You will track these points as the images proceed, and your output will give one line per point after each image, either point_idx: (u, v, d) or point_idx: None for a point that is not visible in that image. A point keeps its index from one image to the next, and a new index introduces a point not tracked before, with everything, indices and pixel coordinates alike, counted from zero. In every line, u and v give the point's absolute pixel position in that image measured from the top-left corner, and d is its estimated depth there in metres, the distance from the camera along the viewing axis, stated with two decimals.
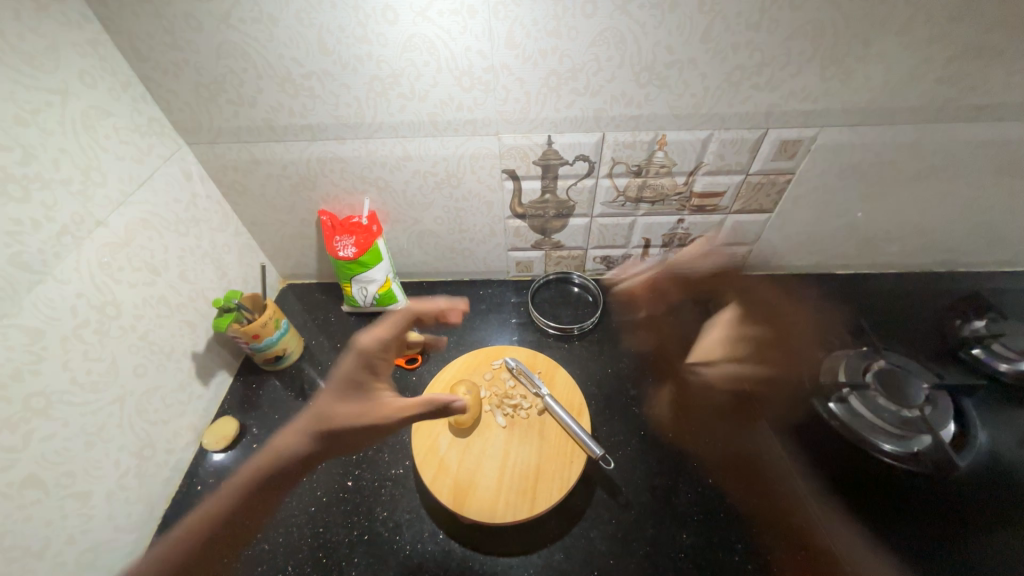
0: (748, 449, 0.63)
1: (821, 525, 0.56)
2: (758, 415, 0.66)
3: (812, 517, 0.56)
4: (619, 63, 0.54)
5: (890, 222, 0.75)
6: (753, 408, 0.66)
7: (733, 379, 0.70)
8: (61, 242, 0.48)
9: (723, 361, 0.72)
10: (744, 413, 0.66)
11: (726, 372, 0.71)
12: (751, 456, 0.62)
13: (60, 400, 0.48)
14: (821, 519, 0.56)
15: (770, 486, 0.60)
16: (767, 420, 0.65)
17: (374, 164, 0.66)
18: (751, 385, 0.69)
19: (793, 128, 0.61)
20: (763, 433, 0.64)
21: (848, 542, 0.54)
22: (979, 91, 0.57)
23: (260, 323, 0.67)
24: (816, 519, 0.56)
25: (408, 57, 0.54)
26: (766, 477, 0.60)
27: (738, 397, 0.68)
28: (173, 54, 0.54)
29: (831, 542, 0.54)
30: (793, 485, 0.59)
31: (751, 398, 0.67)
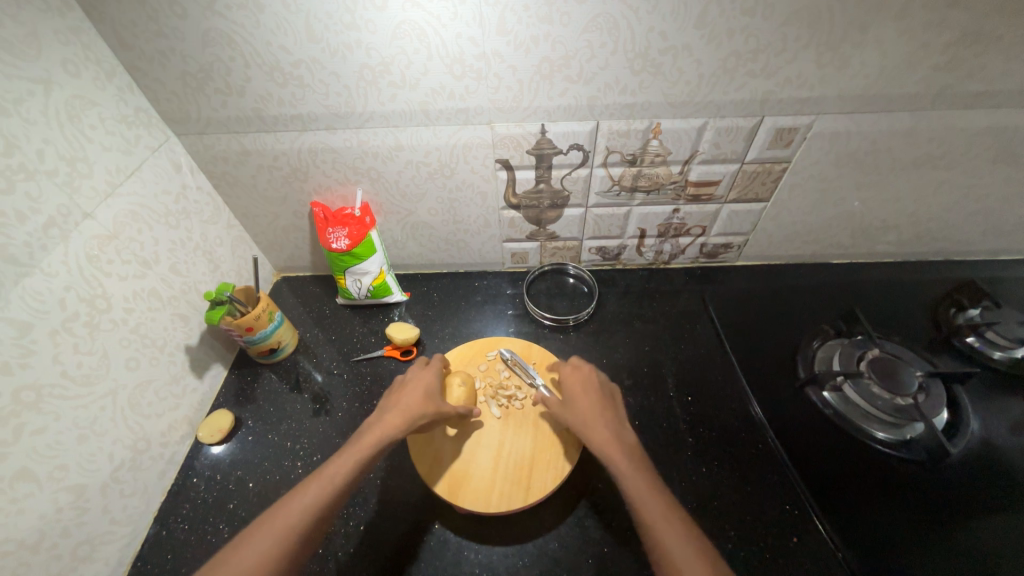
0: (606, 449, 0.51)
1: (658, 539, 0.44)
2: (586, 419, 0.54)
3: (663, 529, 0.44)
4: (612, 49, 0.54)
5: (886, 211, 0.74)
6: (571, 415, 0.55)
7: (578, 383, 0.59)
8: (48, 235, 0.48)
9: (570, 364, 0.62)
10: (589, 413, 0.55)
11: (573, 375, 0.60)
12: (610, 451, 0.50)
13: (50, 394, 0.48)
14: (658, 528, 0.44)
15: (637, 486, 0.47)
16: (599, 420, 0.54)
17: (366, 155, 0.65)
18: (570, 396, 0.58)
19: (788, 116, 0.61)
20: (606, 428, 0.53)
21: (685, 564, 0.42)
22: (976, 77, 0.56)
23: (254, 314, 0.67)
24: (663, 529, 0.44)
25: (398, 45, 0.53)
26: (638, 471, 0.49)
27: (572, 404, 0.56)
28: (159, 42, 0.53)
29: (662, 562, 0.43)
30: (630, 485, 0.47)
31: (575, 404, 0.56)
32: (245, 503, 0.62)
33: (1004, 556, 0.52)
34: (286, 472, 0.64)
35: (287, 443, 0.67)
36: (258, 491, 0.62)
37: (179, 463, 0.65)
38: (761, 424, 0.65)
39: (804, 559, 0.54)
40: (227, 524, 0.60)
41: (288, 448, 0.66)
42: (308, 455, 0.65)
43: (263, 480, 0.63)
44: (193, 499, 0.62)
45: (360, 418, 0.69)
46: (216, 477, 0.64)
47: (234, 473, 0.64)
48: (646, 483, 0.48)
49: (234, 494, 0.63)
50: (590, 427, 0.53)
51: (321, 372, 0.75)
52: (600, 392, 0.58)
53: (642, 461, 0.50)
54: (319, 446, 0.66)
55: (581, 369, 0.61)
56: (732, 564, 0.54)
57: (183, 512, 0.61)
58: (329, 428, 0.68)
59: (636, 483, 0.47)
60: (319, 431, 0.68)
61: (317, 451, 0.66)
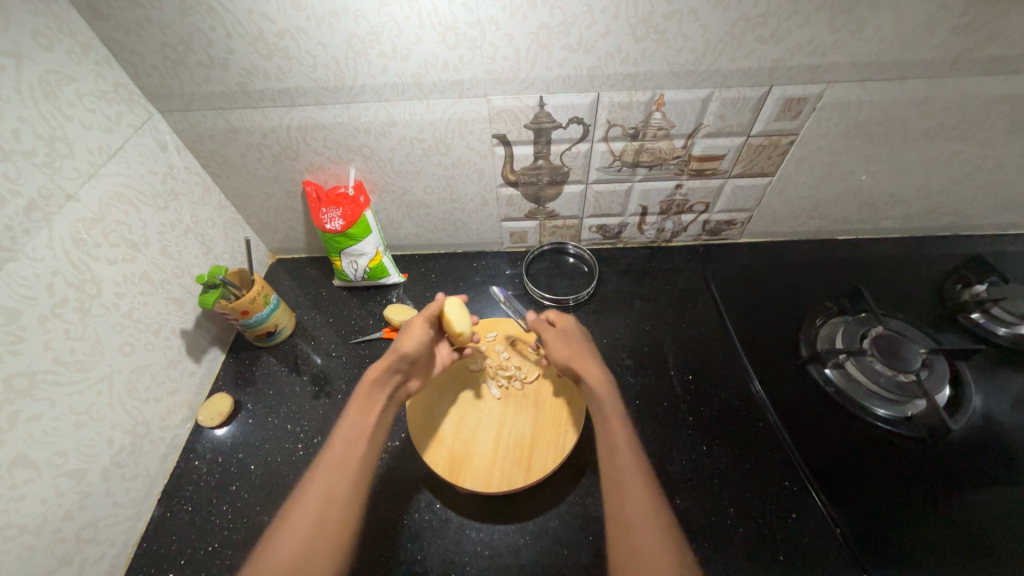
0: (603, 397, 0.54)
1: (629, 482, 0.47)
2: (587, 370, 0.57)
3: (635, 477, 0.48)
4: (614, 15, 0.51)
5: (895, 185, 0.72)
6: (570, 362, 0.58)
7: (577, 338, 0.61)
8: (30, 218, 0.46)
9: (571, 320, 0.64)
10: (591, 364, 0.58)
11: (573, 330, 0.62)
12: (607, 401, 0.54)
13: (44, 380, 0.48)
14: (630, 475, 0.48)
15: (621, 436, 0.51)
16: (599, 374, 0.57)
17: (358, 131, 0.63)
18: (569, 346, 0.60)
19: (798, 85, 0.58)
20: (605, 382, 0.56)
21: (645, 509, 0.45)
22: (997, 42, 0.53)
23: (249, 298, 0.65)
24: (636, 477, 0.48)
25: (388, 12, 0.50)
26: (624, 423, 0.52)
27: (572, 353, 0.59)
28: (135, 12, 0.50)
29: (626, 501, 0.46)
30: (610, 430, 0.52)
31: (576, 354, 0.59)
32: (247, 484, 0.62)
33: (999, 529, 0.53)
34: (288, 453, 0.64)
35: (288, 425, 0.67)
36: (261, 473, 0.63)
37: (180, 446, 0.66)
38: (762, 401, 0.65)
39: (803, 533, 0.55)
40: (231, 506, 0.61)
41: (289, 430, 0.66)
42: (309, 437, 0.66)
43: (264, 463, 0.64)
44: (196, 481, 0.63)
45: None
46: (218, 460, 0.65)
47: (236, 455, 0.65)
48: (629, 434, 0.51)
49: (236, 476, 0.63)
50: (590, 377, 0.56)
51: (321, 354, 0.74)
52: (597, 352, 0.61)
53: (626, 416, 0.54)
54: (320, 427, 0.66)
55: (580, 327, 0.64)
56: (731, 539, 0.55)
57: (186, 494, 0.62)
58: (330, 410, 0.68)
59: (621, 433, 0.51)
60: (320, 413, 0.68)
61: (318, 433, 0.66)
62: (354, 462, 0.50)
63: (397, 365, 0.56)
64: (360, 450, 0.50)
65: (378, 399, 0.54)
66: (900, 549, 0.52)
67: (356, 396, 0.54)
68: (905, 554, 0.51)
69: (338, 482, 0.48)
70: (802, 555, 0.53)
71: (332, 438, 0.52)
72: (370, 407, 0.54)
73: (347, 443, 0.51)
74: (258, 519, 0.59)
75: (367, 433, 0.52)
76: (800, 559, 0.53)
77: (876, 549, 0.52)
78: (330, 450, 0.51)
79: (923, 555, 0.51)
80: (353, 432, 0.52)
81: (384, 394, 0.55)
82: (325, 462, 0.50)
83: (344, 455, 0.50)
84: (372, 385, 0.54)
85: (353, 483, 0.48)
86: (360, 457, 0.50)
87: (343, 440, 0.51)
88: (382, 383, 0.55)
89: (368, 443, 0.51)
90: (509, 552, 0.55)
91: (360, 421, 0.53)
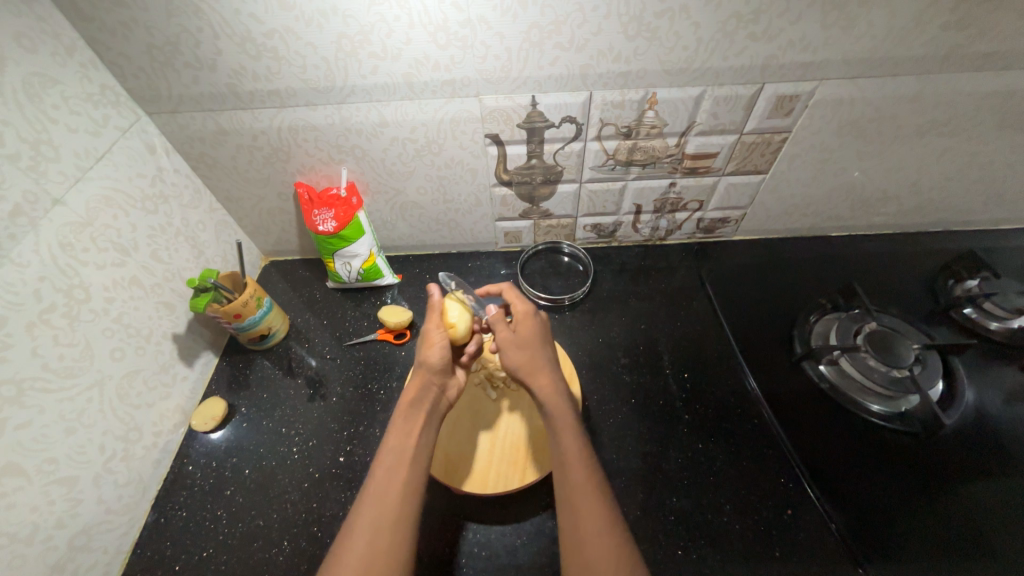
0: (554, 405, 0.51)
1: (581, 498, 0.45)
2: (541, 374, 0.53)
3: (586, 491, 0.45)
4: (605, 13, 0.51)
5: (887, 181, 0.73)
6: (525, 367, 0.54)
7: (534, 333, 0.56)
8: (16, 223, 0.46)
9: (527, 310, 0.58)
10: (542, 366, 0.54)
11: (527, 324, 0.57)
12: (560, 409, 0.51)
13: (33, 387, 0.47)
14: (582, 489, 0.45)
15: (573, 447, 0.48)
16: (553, 377, 0.53)
17: (349, 132, 0.63)
18: (526, 346, 0.55)
19: (790, 82, 0.58)
20: (558, 386, 0.52)
21: (600, 525, 0.43)
22: (987, 38, 0.53)
23: (241, 301, 0.65)
24: (588, 491, 0.45)
25: (377, 11, 0.50)
26: (577, 431, 0.50)
27: (527, 355, 0.54)
28: (120, 13, 0.50)
29: (578, 518, 0.44)
30: (565, 445, 0.48)
31: (529, 356, 0.54)
32: (242, 489, 0.62)
33: (992, 523, 0.53)
34: (283, 457, 0.64)
35: (283, 428, 0.66)
36: (256, 477, 0.62)
37: (174, 451, 0.65)
38: (757, 398, 0.65)
39: (798, 530, 0.55)
40: (225, 511, 0.60)
41: (283, 434, 0.66)
42: (304, 440, 0.65)
43: (259, 467, 0.63)
44: (190, 486, 0.63)
45: (356, 402, 0.68)
46: (212, 464, 0.64)
47: (230, 459, 0.64)
48: (581, 445, 0.49)
49: (231, 480, 0.62)
50: (544, 383, 0.52)
51: (315, 357, 0.74)
52: (552, 348, 0.57)
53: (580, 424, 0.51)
54: (315, 431, 0.66)
55: (536, 317, 0.58)
56: (727, 537, 0.55)
57: (180, 499, 0.62)
58: (324, 413, 0.67)
59: (573, 444, 0.48)
60: (315, 416, 0.67)
61: (313, 436, 0.65)
62: (403, 483, 0.46)
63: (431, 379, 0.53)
64: (406, 475, 0.46)
65: (418, 418, 0.51)
66: (895, 544, 0.52)
67: (397, 417, 0.51)
68: (899, 549, 0.51)
69: (386, 512, 0.44)
70: (799, 551, 0.54)
71: (375, 464, 0.48)
72: (412, 422, 0.50)
73: (392, 466, 0.47)
74: (253, 524, 0.59)
75: (410, 455, 0.48)
76: (795, 556, 0.53)
77: (872, 545, 0.52)
78: (375, 475, 0.47)
79: (917, 550, 0.51)
80: (396, 456, 0.48)
81: (423, 411, 0.51)
82: (370, 491, 0.46)
83: (389, 481, 0.46)
84: (410, 404, 0.51)
85: (402, 512, 0.44)
86: (406, 483, 0.46)
87: (386, 465, 0.47)
88: (420, 400, 0.52)
89: (413, 466, 0.47)
90: (506, 553, 0.54)
91: (403, 444, 0.49)
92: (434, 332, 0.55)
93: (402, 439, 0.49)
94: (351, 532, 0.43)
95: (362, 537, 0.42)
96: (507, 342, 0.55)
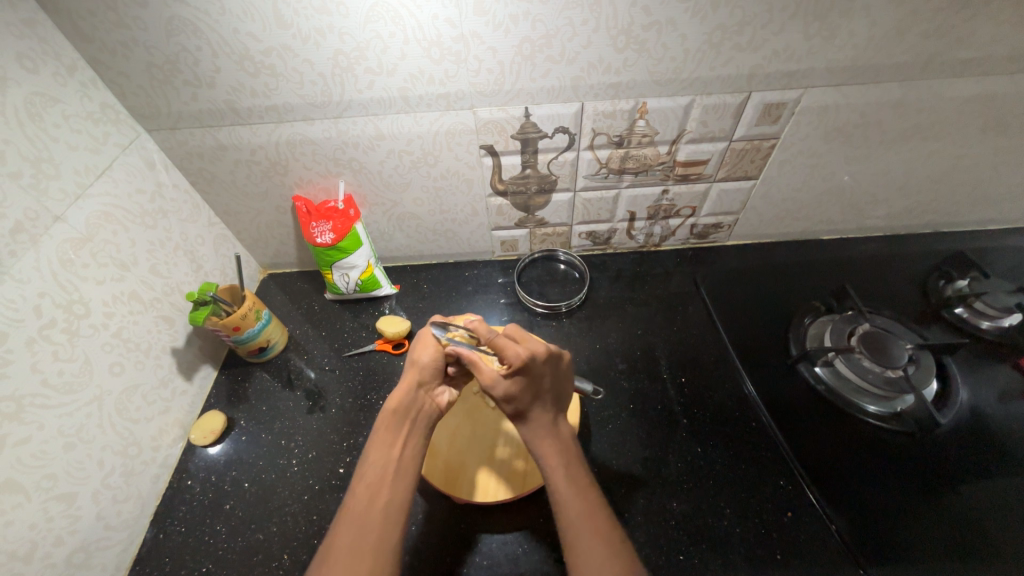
0: (540, 445, 0.49)
1: (579, 539, 0.43)
2: (528, 418, 0.50)
3: (583, 528, 0.44)
4: (594, 27, 0.52)
5: (874, 185, 0.74)
6: (513, 413, 0.50)
7: (522, 378, 0.50)
8: (17, 240, 0.46)
9: (521, 357, 0.49)
10: (527, 407, 0.50)
11: (517, 373, 0.50)
12: (546, 450, 0.49)
13: (33, 403, 0.47)
14: (577, 526, 0.44)
15: (563, 485, 0.46)
16: (543, 418, 0.51)
17: (347, 145, 0.64)
18: (512, 398, 0.50)
19: (775, 91, 0.60)
20: (543, 425, 0.50)
21: (600, 563, 0.41)
22: (964, 45, 0.55)
23: (241, 314, 0.65)
24: (586, 531, 0.43)
25: (373, 28, 0.51)
26: (567, 465, 0.48)
27: (515, 402, 0.50)
28: (122, 34, 0.51)
29: (577, 559, 0.42)
30: (556, 482, 0.47)
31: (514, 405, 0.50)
32: (242, 502, 0.61)
33: (988, 519, 0.53)
34: (282, 469, 0.64)
35: (283, 440, 0.66)
36: (256, 490, 0.62)
37: (174, 465, 0.65)
38: (755, 401, 0.66)
39: (799, 532, 0.55)
40: (225, 524, 0.60)
41: (283, 446, 0.66)
42: (303, 452, 0.65)
43: (259, 480, 0.63)
44: (189, 501, 0.62)
45: (355, 413, 0.68)
46: (212, 478, 0.64)
47: (230, 472, 0.64)
48: (573, 481, 0.47)
49: (231, 494, 0.62)
50: (530, 426, 0.50)
51: (314, 368, 0.74)
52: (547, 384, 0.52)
53: (575, 458, 0.49)
54: (314, 442, 0.66)
55: (529, 361, 0.50)
56: (728, 542, 0.55)
57: (179, 514, 0.61)
58: (324, 425, 0.67)
59: (561, 481, 0.46)
60: (314, 428, 0.67)
61: (313, 448, 0.65)
62: (385, 497, 0.45)
63: (415, 394, 0.52)
64: (386, 493, 0.46)
65: (400, 432, 0.50)
66: (897, 545, 0.52)
67: (378, 432, 0.50)
68: (901, 550, 0.51)
69: (366, 532, 0.43)
70: (800, 553, 0.54)
71: (356, 480, 0.47)
72: (397, 436, 0.50)
73: (374, 483, 0.46)
74: (253, 538, 0.58)
75: (393, 471, 0.47)
76: (796, 557, 0.53)
77: (873, 547, 0.52)
78: (355, 492, 0.46)
79: (917, 550, 0.51)
80: (377, 473, 0.47)
81: (405, 424, 0.50)
82: (349, 508, 0.45)
83: (369, 499, 0.45)
84: (392, 418, 0.50)
85: (384, 528, 0.43)
86: (388, 499, 0.45)
87: (366, 483, 0.46)
88: (404, 412, 0.51)
89: (393, 484, 0.46)
90: (507, 562, 0.54)
91: (384, 458, 0.48)
92: (425, 359, 0.53)
93: (387, 452, 0.49)
94: (332, 549, 0.42)
95: (344, 557, 0.41)
96: (494, 387, 0.50)
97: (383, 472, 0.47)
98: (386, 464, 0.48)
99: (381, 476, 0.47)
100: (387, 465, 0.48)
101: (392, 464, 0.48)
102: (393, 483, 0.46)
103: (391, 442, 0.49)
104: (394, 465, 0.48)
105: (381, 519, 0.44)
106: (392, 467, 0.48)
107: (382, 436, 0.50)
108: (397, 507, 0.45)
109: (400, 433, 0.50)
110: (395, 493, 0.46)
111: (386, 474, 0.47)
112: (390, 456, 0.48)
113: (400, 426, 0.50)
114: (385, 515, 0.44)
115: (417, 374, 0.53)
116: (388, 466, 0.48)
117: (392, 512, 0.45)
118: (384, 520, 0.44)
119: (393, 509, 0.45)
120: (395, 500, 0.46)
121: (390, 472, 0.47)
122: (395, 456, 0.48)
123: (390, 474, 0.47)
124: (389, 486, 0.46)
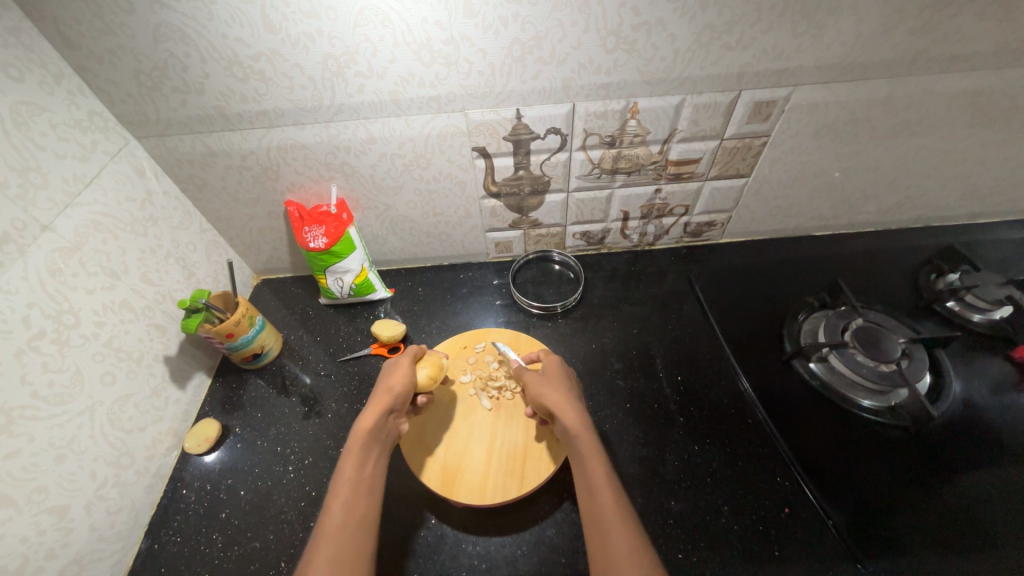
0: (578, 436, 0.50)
1: (608, 527, 0.43)
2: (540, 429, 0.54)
3: (611, 515, 0.44)
4: (584, 28, 0.52)
5: (864, 181, 0.75)
6: None
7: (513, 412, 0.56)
8: (4, 251, 0.46)
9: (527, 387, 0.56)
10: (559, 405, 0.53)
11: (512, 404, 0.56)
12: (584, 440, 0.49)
13: (22, 415, 0.47)
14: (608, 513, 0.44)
15: (599, 474, 0.47)
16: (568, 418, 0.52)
17: (338, 150, 0.63)
18: None
19: (764, 89, 0.60)
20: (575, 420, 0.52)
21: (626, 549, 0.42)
22: (950, 41, 0.56)
23: (234, 320, 0.64)
24: (613, 521, 0.44)
25: (362, 32, 0.51)
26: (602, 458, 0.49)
27: None
28: (108, 42, 0.50)
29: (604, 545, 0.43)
30: (592, 471, 0.47)
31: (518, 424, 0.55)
32: (237, 511, 0.61)
33: (982, 510, 0.54)
34: (278, 476, 0.63)
35: (278, 447, 0.66)
36: (251, 498, 0.62)
37: (168, 475, 0.65)
38: (750, 397, 0.66)
39: (795, 527, 0.55)
40: (220, 533, 0.59)
41: (278, 453, 0.65)
42: (299, 458, 0.65)
43: (255, 488, 0.63)
44: (184, 510, 0.62)
45: (351, 418, 0.68)
46: (207, 487, 0.63)
47: (225, 480, 0.64)
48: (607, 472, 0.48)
49: (226, 503, 0.62)
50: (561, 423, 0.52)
51: (309, 373, 0.73)
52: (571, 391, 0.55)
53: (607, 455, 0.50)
54: (310, 448, 0.65)
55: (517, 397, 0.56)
56: (725, 538, 0.55)
57: (175, 524, 0.61)
58: (320, 430, 0.67)
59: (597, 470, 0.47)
60: (309, 434, 0.67)
61: (309, 454, 0.65)
62: (360, 512, 0.45)
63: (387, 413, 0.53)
64: (362, 507, 0.46)
65: (373, 449, 0.50)
66: (893, 538, 0.52)
67: (351, 448, 0.49)
68: (897, 543, 0.52)
69: (344, 548, 0.43)
70: (797, 549, 0.54)
71: (330, 497, 0.47)
72: (369, 451, 0.50)
73: (350, 499, 0.46)
74: (249, 546, 0.58)
75: (367, 485, 0.48)
76: (793, 552, 0.53)
77: (870, 541, 0.52)
78: (331, 509, 0.45)
79: (913, 543, 0.51)
80: (352, 489, 0.47)
81: (377, 443, 0.51)
82: (326, 525, 0.44)
83: (346, 514, 0.45)
84: (365, 436, 0.50)
85: (362, 542, 0.44)
86: (365, 513, 0.46)
87: (342, 499, 0.46)
88: (376, 431, 0.51)
89: (368, 500, 0.47)
90: (505, 564, 0.54)
91: (358, 474, 0.48)
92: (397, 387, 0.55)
93: (360, 467, 0.49)
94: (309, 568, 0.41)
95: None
96: None
97: (357, 487, 0.47)
98: (360, 479, 0.48)
99: (357, 492, 0.47)
100: (360, 479, 0.48)
101: (365, 477, 0.48)
102: (366, 499, 0.47)
103: (364, 457, 0.49)
104: (367, 479, 0.48)
105: (357, 535, 0.44)
106: (365, 481, 0.48)
107: (356, 450, 0.49)
108: (372, 521, 0.46)
109: (372, 448, 0.50)
110: (370, 507, 0.46)
111: (360, 489, 0.47)
112: (363, 471, 0.48)
113: (372, 442, 0.50)
114: (362, 530, 0.44)
115: (391, 398, 0.54)
116: (362, 481, 0.48)
117: (367, 526, 0.45)
118: (360, 535, 0.44)
119: (367, 524, 0.45)
120: (370, 513, 0.46)
121: (364, 487, 0.47)
122: (368, 470, 0.49)
123: (365, 488, 0.47)
124: (365, 500, 0.46)
